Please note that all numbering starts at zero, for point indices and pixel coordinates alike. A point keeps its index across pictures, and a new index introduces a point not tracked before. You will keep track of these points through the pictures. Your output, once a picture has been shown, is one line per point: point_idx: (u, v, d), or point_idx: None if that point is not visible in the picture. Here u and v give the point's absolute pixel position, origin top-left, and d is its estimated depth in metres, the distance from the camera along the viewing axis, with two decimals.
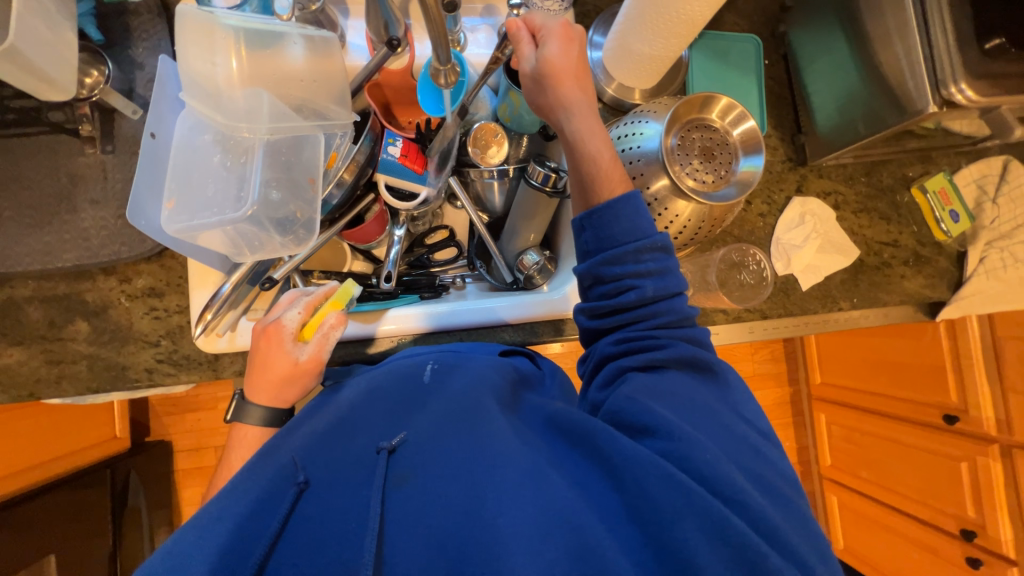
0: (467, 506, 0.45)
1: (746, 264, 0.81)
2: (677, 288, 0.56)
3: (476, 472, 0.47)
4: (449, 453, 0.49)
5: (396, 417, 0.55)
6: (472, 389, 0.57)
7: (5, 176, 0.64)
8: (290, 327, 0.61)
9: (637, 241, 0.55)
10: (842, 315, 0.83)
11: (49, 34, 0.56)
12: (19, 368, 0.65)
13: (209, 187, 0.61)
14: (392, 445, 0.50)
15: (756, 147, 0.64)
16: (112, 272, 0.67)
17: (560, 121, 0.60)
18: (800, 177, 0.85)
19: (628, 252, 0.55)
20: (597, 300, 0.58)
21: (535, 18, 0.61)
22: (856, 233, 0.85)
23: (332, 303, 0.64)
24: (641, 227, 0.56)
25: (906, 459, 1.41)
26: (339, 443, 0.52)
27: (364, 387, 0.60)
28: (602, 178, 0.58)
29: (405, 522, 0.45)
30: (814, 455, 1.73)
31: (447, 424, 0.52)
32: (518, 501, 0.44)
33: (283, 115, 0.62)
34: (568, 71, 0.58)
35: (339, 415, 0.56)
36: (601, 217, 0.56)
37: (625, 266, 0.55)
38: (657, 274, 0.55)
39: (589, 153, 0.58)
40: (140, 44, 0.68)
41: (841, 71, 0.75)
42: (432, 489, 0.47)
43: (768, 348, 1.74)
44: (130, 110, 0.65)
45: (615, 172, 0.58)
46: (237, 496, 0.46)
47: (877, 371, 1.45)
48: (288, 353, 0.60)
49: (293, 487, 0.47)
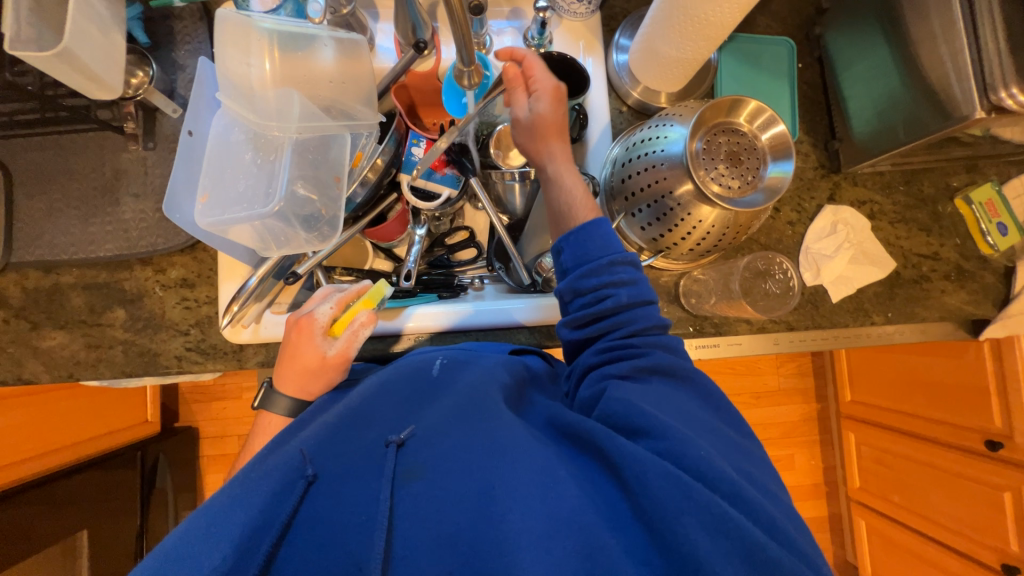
0: (474, 504, 0.45)
1: (772, 272, 0.78)
2: (649, 298, 0.56)
3: (484, 469, 0.47)
4: (458, 448, 0.49)
5: (403, 410, 0.56)
6: (479, 384, 0.56)
7: (56, 170, 0.68)
8: (321, 325, 0.62)
9: (612, 256, 0.56)
10: (875, 329, 0.79)
11: (101, 37, 0.59)
12: (60, 351, 0.68)
13: (239, 183, 0.63)
14: (401, 439, 0.50)
15: (785, 152, 0.62)
16: (148, 262, 0.70)
17: (541, 163, 0.63)
18: (832, 185, 0.82)
19: (602, 265, 0.55)
20: (576, 311, 0.57)
21: (535, 66, 0.62)
22: (893, 244, 0.81)
23: (364, 301, 0.66)
24: (612, 244, 0.57)
25: (943, 485, 1.33)
26: (349, 436, 0.52)
27: (375, 379, 0.60)
28: (576, 208, 0.60)
29: (414, 515, 0.45)
30: (842, 476, 1.65)
31: (455, 420, 0.52)
32: (526, 499, 0.44)
33: (313, 114, 0.64)
34: (555, 125, 0.61)
35: (348, 407, 0.56)
36: (577, 237, 0.58)
37: (601, 277, 0.55)
38: (630, 284, 0.56)
39: (565, 190, 0.61)
40: (182, 46, 0.71)
41: (880, 75, 0.72)
42: (438, 485, 0.47)
43: (795, 362, 1.67)
44: (171, 109, 0.68)
45: (588, 203, 0.60)
46: (249, 487, 0.47)
47: (913, 391, 1.38)
48: (319, 348, 0.62)
49: (301, 480, 0.48)
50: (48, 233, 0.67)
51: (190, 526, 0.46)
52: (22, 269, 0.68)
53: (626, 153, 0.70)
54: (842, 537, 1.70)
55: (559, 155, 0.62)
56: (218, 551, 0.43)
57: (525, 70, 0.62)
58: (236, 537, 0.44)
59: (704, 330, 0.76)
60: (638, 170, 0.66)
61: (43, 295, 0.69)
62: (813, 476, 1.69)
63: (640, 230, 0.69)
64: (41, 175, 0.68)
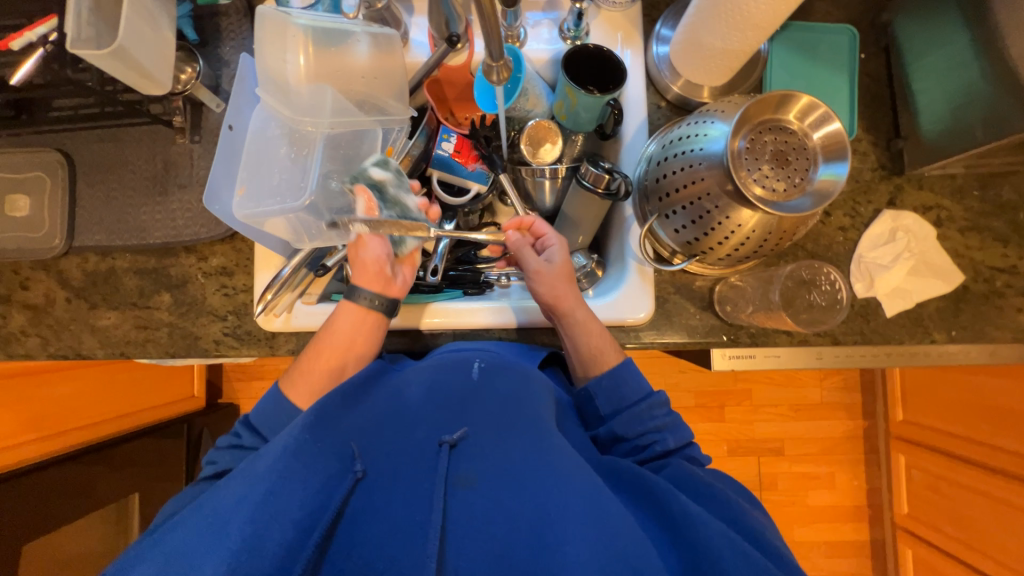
0: (528, 524, 0.47)
1: (818, 282, 0.72)
2: (689, 438, 0.61)
3: (537, 490, 0.49)
4: (508, 462, 0.52)
5: (451, 411, 0.57)
6: (526, 398, 0.58)
7: (114, 161, 0.73)
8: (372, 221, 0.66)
9: (646, 399, 0.62)
10: (935, 348, 0.72)
11: (153, 35, 0.63)
12: (114, 330, 0.74)
13: (275, 177, 0.65)
14: (453, 441, 0.52)
15: (839, 153, 0.57)
16: (192, 250, 0.74)
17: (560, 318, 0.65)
18: (894, 188, 0.74)
19: (642, 409, 0.61)
20: (621, 453, 0.61)
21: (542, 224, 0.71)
22: (961, 255, 0.73)
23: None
24: (643, 386, 0.63)
25: (1004, 520, 1.21)
26: (399, 436, 0.54)
27: (423, 371, 0.61)
28: (598, 352, 0.64)
29: (467, 525, 0.47)
30: (888, 500, 1.54)
31: (508, 437, 0.54)
32: (578, 529, 0.46)
33: (345, 110, 0.66)
34: (569, 270, 0.67)
35: (400, 407, 0.58)
36: (609, 382, 0.63)
37: (644, 423, 0.61)
38: (672, 426, 0.61)
39: (586, 332, 0.64)
40: (228, 43, 0.74)
41: (958, 67, 0.65)
42: (490, 497, 0.49)
43: (841, 375, 1.57)
44: (215, 104, 0.72)
45: (607, 345, 0.65)
46: (306, 470, 0.48)
47: (974, 415, 1.26)
48: (381, 242, 0.67)
49: (351, 475, 0.50)
50: (105, 221, 0.72)
51: (243, 491, 0.46)
52: (82, 252, 0.74)
53: (663, 150, 0.66)
54: (883, 565, 1.59)
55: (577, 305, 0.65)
56: (279, 533, 0.45)
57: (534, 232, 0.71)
58: (297, 517, 0.46)
59: (739, 340, 0.71)
60: (674, 169, 0.63)
61: (100, 278, 0.74)
62: (855, 497, 1.59)
63: (673, 232, 0.66)
64: (101, 166, 0.73)
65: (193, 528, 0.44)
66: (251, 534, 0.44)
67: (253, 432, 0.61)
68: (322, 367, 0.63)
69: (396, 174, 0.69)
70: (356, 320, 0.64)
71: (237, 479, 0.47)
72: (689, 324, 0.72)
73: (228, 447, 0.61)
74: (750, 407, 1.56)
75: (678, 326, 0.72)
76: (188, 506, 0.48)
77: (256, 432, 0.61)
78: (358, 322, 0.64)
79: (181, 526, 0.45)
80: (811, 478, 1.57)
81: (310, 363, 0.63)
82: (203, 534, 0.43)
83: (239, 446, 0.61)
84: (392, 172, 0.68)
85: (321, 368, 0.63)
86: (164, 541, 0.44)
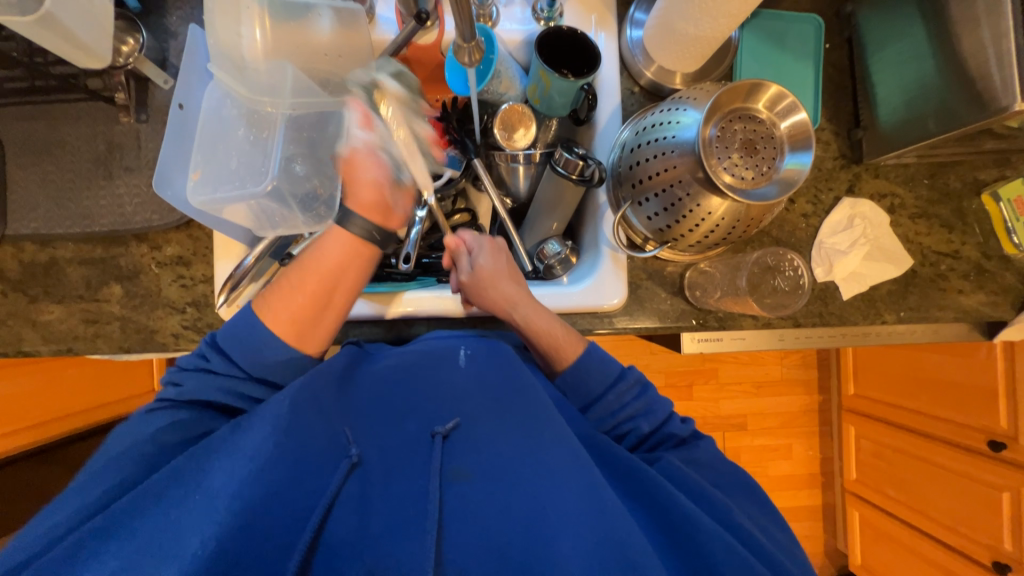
0: (524, 519, 0.47)
1: (782, 269, 0.75)
2: (666, 413, 0.63)
3: (532, 483, 0.49)
4: (503, 453, 0.52)
5: (445, 399, 0.56)
6: (518, 386, 0.57)
7: (49, 141, 0.67)
8: (375, 136, 0.63)
9: (614, 385, 0.63)
10: (886, 329, 0.77)
11: (86, 2, 0.57)
12: (59, 325, 0.68)
13: (232, 160, 0.61)
14: (446, 431, 0.52)
15: (805, 142, 0.59)
16: (144, 238, 0.69)
17: (507, 314, 0.65)
18: (852, 176, 0.78)
19: (610, 399, 0.62)
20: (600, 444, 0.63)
21: (464, 235, 0.70)
22: (911, 240, 0.78)
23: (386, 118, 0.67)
24: (608, 368, 0.63)
25: (941, 482, 1.34)
26: (392, 426, 0.54)
27: (410, 355, 0.61)
28: (561, 347, 0.64)
29: (463, 519, 0.47)
30: (839, 467, 1.65)
31: (504, 427, 0.54)
32: (577, 529, 0.45)
33: (307, 90, 0.62)
34: (497, 273, 0.66)
35: (391, 394, 0.57)
36: (574, 375, 0.64)
37: (616, 413, 0.63)
38: (644, 410, 0.63)
39: (542, 328, 0.64)
40: (174, 12, 0.69)
41: (915, 59, 0.67)
42: (487, 492, 0.49)
43: (800, 353, 1.65)
44: (162, 79, 0.67)
45: (568, 334, 0.65)
46: (298, 449, 0.47)
47: (917, 388, 1.37)
48: (380, 162, 0.63)
49: (344, 461, 0.48)
50: (42, 207, 0.66)
51: (232, 472, 0.44)
52: (17, 242, 0.68)
53: (635, 137, 0.66)
54: (834, 527, 1.71)
55: (521, 299, 0.65)
56: (267, 514, 0.42)
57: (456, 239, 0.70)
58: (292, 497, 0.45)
59: (707, 324, 0.73)
60: (648, 156, 0.63)
61: (40, 270, 0.68)
62: (810, 467, 1.69)
63: (646, 219, 0.67)
64: (33, 146, 0.66)
65: (182, 506, 0.42)
66: (246, 519, 0.41)
67: (225, 357, 0.56)
68: (304, 291, 0.58)
69: (408, 93, 0.69)
70: (346, 248, 0.59)
71: (226, 459, 0.45)
72: (660, 309, 0.74)
73: (198, 370, 0.56)
74: (716, 385, 1.63)
75: (649, 312, 0.74)
76: (162, 475, 0.44)
77: (228, 358, 0.56)
78: (343, 245, 0.59)
79: (163, 505, 0.42)
80: (771, 450, 1.66)
81: (292, 283, 0.57)
82: (192, 514, 0.41)
83: (209, 371, 0.56)
84: (405, 88, 0.69)
85: (302, 294, 0.57)
86: (141, 522, 0.41)
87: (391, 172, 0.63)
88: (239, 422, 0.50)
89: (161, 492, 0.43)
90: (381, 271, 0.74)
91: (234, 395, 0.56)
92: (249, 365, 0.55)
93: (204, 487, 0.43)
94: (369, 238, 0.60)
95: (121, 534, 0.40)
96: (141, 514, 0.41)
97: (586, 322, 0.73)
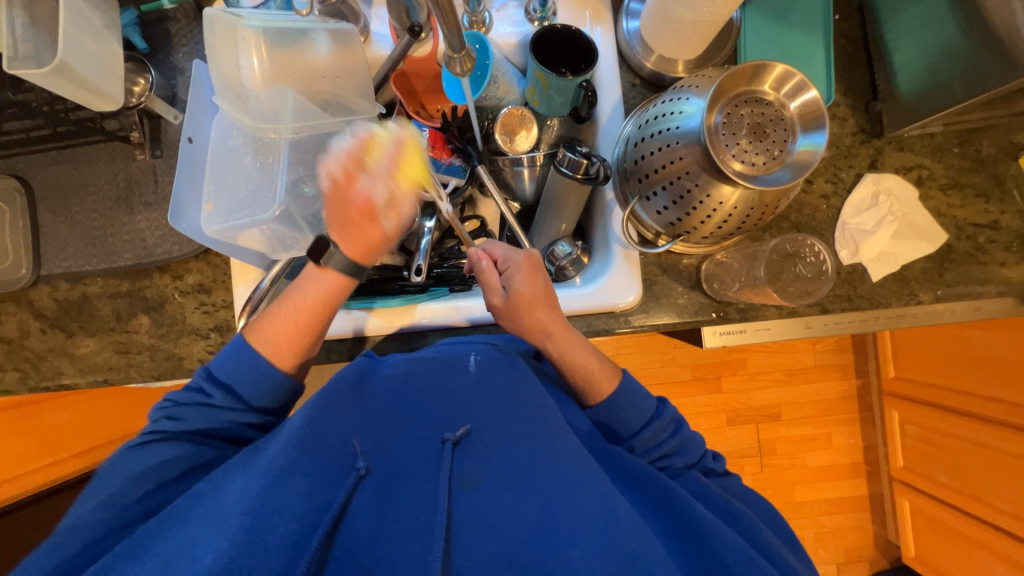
0: (534, 526, 0.47)
1: (803, 255, 0.72)
2: (701, 450, 0.62)
3: (542, 489, 0.49)
4: (513, 460, 0.51)
5: (453, 405, 0.55)
6: (524, 392, 0.56)
7: (74, 183, 0.70)
8: (360, 146, 0.56)
9: (651, 422, 0.60)
10: (922, 309, 0.72)
11: (96, 48, 0.60)
12: (94, 358, 0.72)
13: (242, 188, 0.63)
14: (456, 438, 0.52)
15: (817, 122, 0.56)
16: (166, 269, 0.72)
17: (541, 342, 0.63)
18: (874, 151, 0.74)
19: (647, 436, 0.59)
20: None
21: (498, 249, 0.67)
22: (944, 214, 0.73)
23: (410, 171, 0.58)
24: (644, 404, 0.61)
25: (995, 465, 1.25)
26: (400, 433, 0.53)
27: (420, 362, 0.59)
28: (595, 381, 0.62)
29: (471, 526, 0.47)
30: (884, 454, 1.57)
31: (512, 432, 0.53)
32: (586, 536, 0.45)
33: (308, 112, 0.63)
34: (535, 299, 0.62)
35: (398, 401, 0.56)
36: (610, 410, 0.61)
37: (652, 450, 0.60)
38: (680, 447, 0.60)
39: (578, 363, 0.62)
40: (180, 49, 0.71)
41: (932, 22, 0.64)
42: (495, 497, 0.49)
43: (833, 338, 1.58)
44: (173, 116, 0.69)
45: (604, 369, 0.62)
46: (309, 462, 0.48)
47: (962, 367, 1.29)
48: (370, 179, 0.57)
49: (352, 474, 0.49)
50: (71, 246, 0.70)
51: (247, 487, 0.46)
52: (51, 281, 0.71)
53: (639, 131, 0.65)
54: (883, 518, 1.63)
55: (558, 329, 0.63)
56: (280, 528, 0.44)
57: (491, 254, 0.67)
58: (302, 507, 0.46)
59: (728, 316, 0.71)
60: (652, 150, 0.61)
61: (74, 306, 0.72)
62: (853, 456, 1.61)
63: (655, 214, 0.65)
64: (60, 189, 0.70)
65: (198, 522, 0.44)
66: (260, 533, 0.43)
67: (224, 390, 0.57)
68: (295, 325, 0.59)
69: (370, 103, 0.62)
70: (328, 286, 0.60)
71: (240, 476, 0.48)
72: (677, 304, 0.72)
73: (195, 404, 0.57)
74: (746, 375, 1.58)
75: (666, 307, 0.72)
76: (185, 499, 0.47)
77: (226, 390, 0.57)
78: (326, 282, 0.59)
79: (182, 524, 0.45)
80: (809, 440, 1.59)
81: (284, 320, 0.59)
82: (207, 527, 0.43)
83: (207, 404, 0.57)
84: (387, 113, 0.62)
85: (291, 327, 0.59)
86: (161, 540, 0.44)
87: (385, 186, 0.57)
88: (255, 443, 0.52)
89: (180, 513, 0.46)
90: (394, 283, 0.73)
91: (236, 424, 0.57)
92: (251, 396, 0.57)
93: (219, 505, 0.45)
94: (349, 272, 0.59)
95: (143, 550, 0.43)
96: (163, 533, 0.44)
97: (602, 323, 0.71)
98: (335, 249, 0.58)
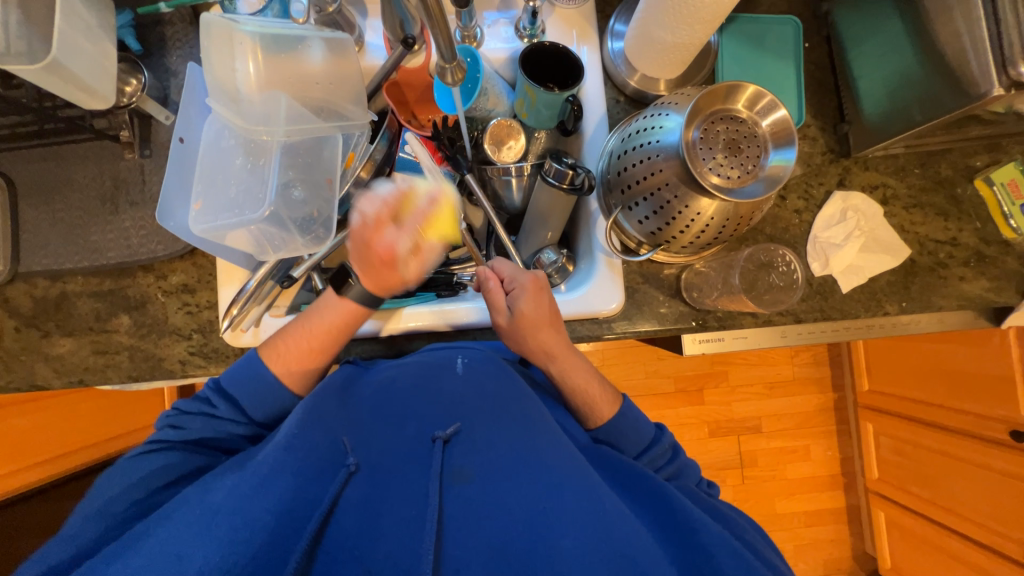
0: (525, 517, 0.47)
1: (775, 265, 0.76)
2: (693, 473, 0.63)
3: (532, 482, 0.49)
4: (502, 455, 0.52)
5: (441, 403, 0.56)
6: (511, 389, 0.58)
7: (58, 180, 0.69)
8: (396, 194, 0.60)
9: (649, 449, 0.62)
10: (889, 320, 0.76)
11: (91, 47, 0.60)
12: (70, 357, 0.70)
13: (231, 187, 0.63)
14: (447, 435, 0.52)
15: (787, 139, 0.60)
16: (150, 269, 0.71)
17: (542, 362, 0.65)
18: (842, 170, 0.78)
19: (644, 461, 0.61)
20: None
21: (504, 270, 0.67)
22: (907, 230, 0.77)
23: (440, 227, 0.63)
24: (642, 430, 0.63)
25: (965, 476, 1.29)
26: (391, 432, 0.54)
27: (410, 366, 0.60)
28: (595, 405, 0.63)
29: (464, 520, 0.47)
30: (860, 466, 1.61)
31: (500, 426, 0.54)
32: (577, 525, 0.46)
33: (300, 116, 0.64)
34: (539, 321, 0.63)
35: (389, 402, 0.57)
36: (607, 435, 0.63)
37: None
38: (677, 474, 0.62)
39: (576, 386, 0.64)
40: (174, 52, 0.72)
41: (892, 52, 0.68)
42: (487, 491, 0.49)
43: (810, 351, 1.63)
44: (164, 116, 0.69)
45: (603, 394, 0.64)
46: (302, 458, 0.48)
47: (932, 380, 1.34)
48: (400, 228, 0.60)
49: (343, 469, 0.49)
50: (52, 243, 0.69)
51: (235, 484, 0.46)
52: (30, 278, 0.70)
53: (622, 144, 0.68)
54: (859, 530, 1.66)
55: (559, 351, 0.64)
56: (269, 526, 0.43)
57: (498, 273, 0.67)
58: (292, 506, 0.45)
59: (707, 324, 0.73)
60: (634, 162, 0.64)
61: (51, 304, 0.70)
62: (830, 467, 1.65)
63: (637, 223, 0.67)
64: (45, 185, 0.69)
65: (183, 520, 0.43)
66: (248, 526, 0.43)
67: (229, 402, 0.59)
68: (310, 344, 0.62)
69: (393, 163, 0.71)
70: (344, 313, 0.62)
71: (229, 475, 0.48)
72: (658, 312, 0.74)
73: (200, 413, 0.59)
74: (727, 388, 1.60)
75: (648, 315, 0.74)
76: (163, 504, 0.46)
77: (233, 401, 0.59)
78: (342, 308, 0.62)
79: (166, 520, 0.44)
80: (788, 452, 1.62)
81: (298, 340, 0.61)
82: (193, 524, 0.43)
83: (212, 414, 0.59)
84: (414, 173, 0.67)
85: (303, 347, 0.61)
86: (146, 538, 0.43)
87: (413, 237, 0.60)
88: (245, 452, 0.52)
89: (171, 510, 0.45)
90: None
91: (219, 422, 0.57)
92: (254, 410, 0.59)
93: (206, 500, 0.45)
94: (366, 302, 0.62)
95: (120, 553, 0.42)
96: (145, 534, 0.43)
97: (585, 329, 0.73)
98: (357, 281, 0.61)
